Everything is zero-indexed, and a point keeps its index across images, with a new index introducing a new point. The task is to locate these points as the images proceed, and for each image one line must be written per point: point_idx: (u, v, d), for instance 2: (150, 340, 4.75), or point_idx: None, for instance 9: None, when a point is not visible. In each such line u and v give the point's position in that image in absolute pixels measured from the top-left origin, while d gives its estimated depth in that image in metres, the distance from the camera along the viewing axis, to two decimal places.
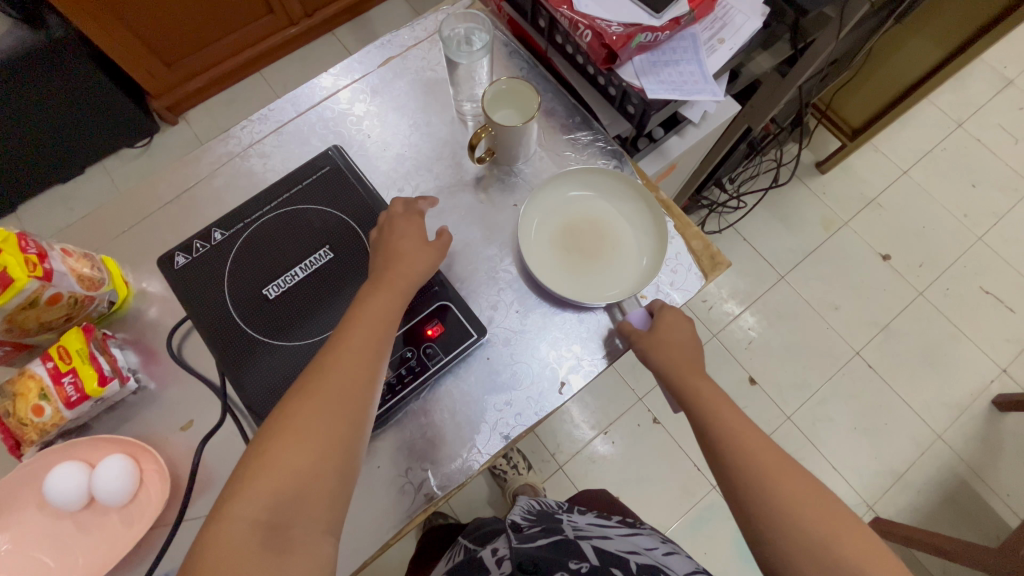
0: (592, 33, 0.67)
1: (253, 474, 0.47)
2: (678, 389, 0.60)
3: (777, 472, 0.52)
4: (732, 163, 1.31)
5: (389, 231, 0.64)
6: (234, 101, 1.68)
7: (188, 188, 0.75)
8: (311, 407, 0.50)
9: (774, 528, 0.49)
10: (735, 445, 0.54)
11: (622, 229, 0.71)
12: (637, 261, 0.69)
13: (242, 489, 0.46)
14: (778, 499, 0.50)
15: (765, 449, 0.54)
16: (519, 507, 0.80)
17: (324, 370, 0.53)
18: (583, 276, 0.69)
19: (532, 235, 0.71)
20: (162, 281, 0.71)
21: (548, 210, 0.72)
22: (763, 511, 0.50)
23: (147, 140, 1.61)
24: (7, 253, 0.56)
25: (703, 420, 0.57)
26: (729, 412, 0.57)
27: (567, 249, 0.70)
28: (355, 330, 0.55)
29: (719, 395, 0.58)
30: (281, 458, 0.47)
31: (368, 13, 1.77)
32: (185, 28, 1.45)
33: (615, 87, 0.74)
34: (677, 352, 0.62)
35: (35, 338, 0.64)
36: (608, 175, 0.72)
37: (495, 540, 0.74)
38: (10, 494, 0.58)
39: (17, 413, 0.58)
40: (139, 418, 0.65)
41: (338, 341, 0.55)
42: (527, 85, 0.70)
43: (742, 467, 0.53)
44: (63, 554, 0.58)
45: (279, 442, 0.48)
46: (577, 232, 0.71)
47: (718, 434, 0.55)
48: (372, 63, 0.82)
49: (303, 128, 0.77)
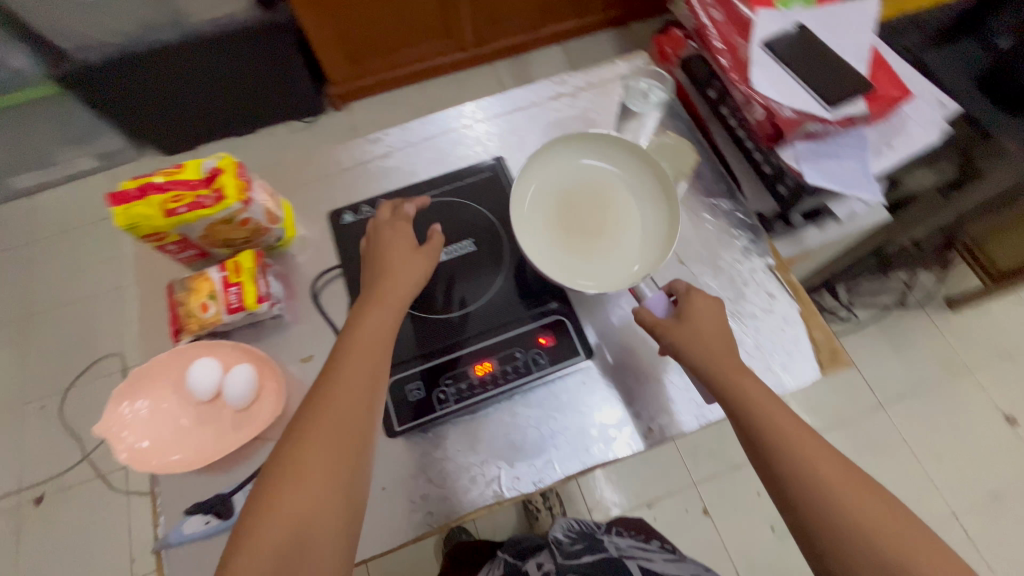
0: (764, 111, 0.71)
1: (274, 495, 0.51)
2: (732, 406, 0.57)
3: (843, 492, 0.51)
4: (854, 273, 1.24)
5: (378, 240, 0.68)
6: (392, 103, 1.82)
7: (363, 161, 0.85)
8: (320, 429, 0.54)
9: (841, 550, 0.49)
10: (797, 466, 0.52)
11: (623, 203, 0.71)
12: (620, 266, 0.68)
13: (270, 511, 0.50)
14: (848, 520, 0.49)
15: (830, 466, 0.52)
16: (559, 524, 0.85)
17: (328, 391, 0.56)
18: (581, 253, 0.68)
19: (526, 212, 0.70)
20: (319, 232, 0.81)
21: (555, 171, 0.72)
22: (829, 533, 0.49)
23: (312, 118, 1.78)
24: (228, 177, 0.69)
25: (761, 439, 0.55)
26: (790, 429, 0.54)
27: (563, 220, 0.70)
28: (356, 354, 0.58)
29: (778, 409, 0.56)
30: (299, 484, 0.52)
31: (529, 53, 1.87)
32: (376, 35, 1.60)
33: (771, 164, 0.77)
34: (722, 352, 0.60)
35: (216, 251, 0.75)
36: (610, 146, 0.72)
37: (538, 555, 0.81)
38: (160, 370, 0.68)
39: (188, 305, 0.70)
40: (269, 341, 0.74)
41: (336, 365, 0.58)
42: (688, 147, 0.76)
43: (805, 489, 0.51)
44: (182, 436, 0.66)
45: (296, 463, 0.52)
46: (581, 210, 0.70)
47: (777, 454, 0.53)
48: (542, 95, 0.87)
49: (471, 136, 0.85)
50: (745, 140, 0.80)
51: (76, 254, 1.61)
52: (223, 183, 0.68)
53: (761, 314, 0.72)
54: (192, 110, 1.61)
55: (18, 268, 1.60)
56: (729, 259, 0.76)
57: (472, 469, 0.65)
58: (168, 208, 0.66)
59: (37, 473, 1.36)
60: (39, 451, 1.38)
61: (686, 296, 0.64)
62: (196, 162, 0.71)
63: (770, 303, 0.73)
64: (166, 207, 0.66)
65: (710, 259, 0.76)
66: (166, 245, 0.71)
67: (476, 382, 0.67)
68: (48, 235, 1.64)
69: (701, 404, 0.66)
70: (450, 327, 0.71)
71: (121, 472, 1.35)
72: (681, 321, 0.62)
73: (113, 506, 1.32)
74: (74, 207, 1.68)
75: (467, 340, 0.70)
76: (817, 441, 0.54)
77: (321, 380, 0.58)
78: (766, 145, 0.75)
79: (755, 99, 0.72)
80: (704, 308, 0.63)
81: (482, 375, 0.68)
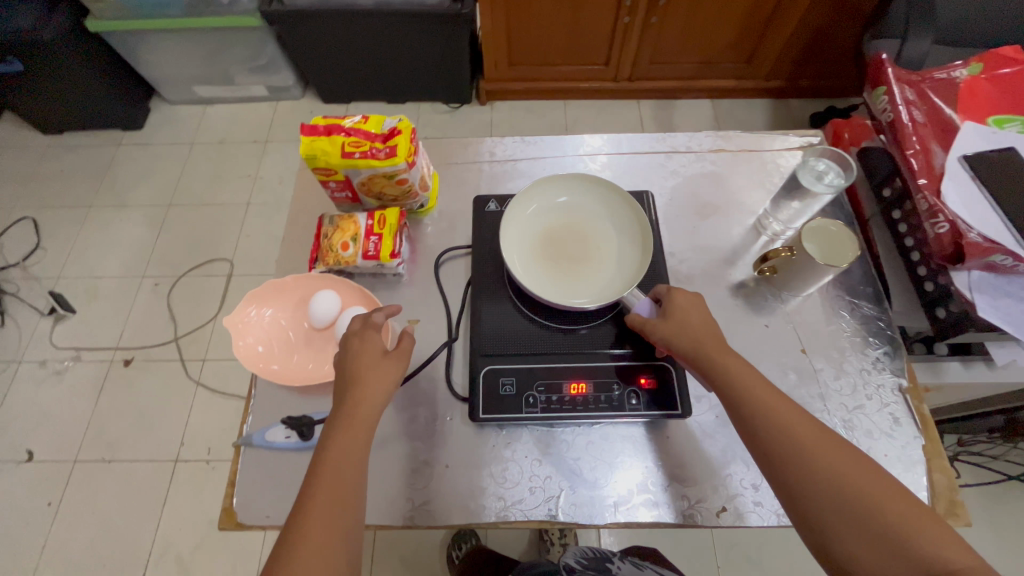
0: (950, 227, 0.70)
1: (308, 506, 0.50)
2: (722, 388, 0.57)
3: (840, 470, 0.48)
4: (970, 426, 1.12)
5: (347, 349, 0.61)
6: (534, 112, 1.86)
7: (514, 160, 0.91)
8: (346, 439, 0.54)
9: (842, 529, 0.46)
10: (788, 445, 0.51)
11: (601, 229, 0.76)
12: (566, 293, 0.71)
13: (302, 524, 0.49)
14: (846, 498, 0.47)
15: (822, 443, 0.50)
16: (572, 549, 0.76)
17: (348, 399, 0.57)
18: (575, 281, 0.72)
19: (516, 256, 0.73)
20: (455, 211, 0.86)
21: (531, 215, 0.77)
22: (825, 508, 0.47)
23: (457, 105, 1.86)
24: (403, 137, 0.73)
25: (749, 416, 0.54)
26: (781, 407, 0.53)
27: (539, 243, 0.75)
28: (366, 362, 0.59)
29: (770, 392, 0.54)
30: (329, 495, 0.50)
31: (677, 100, 1.87)
32: (543, 47, 1.66)
33: (936, 283, 0.72)
34: (711, 338, 0.60)
35: (366, 200, 0.82)
36: (576, 179, 0.78)
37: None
38: (292, 285, 0.75)
39: (332, 240, 0.76)
40: (385, 293, 0.79)
41: (351, 373, 0.59)
42: (851, 238, 0.69)
43: (798, 467, 0.50)
44: (290, 349, 0.72)
45: (325, 474, 0.52)
46: (561, 240, 0.75)
47: (767, 434, 0.52)
48: (706, 147, 0.90)
49: (629, 165, 0.89)
50: (912, 251, 0.75)
51: (225, 164, 1.80)
52: (398, 141, 0.72)
53: (879, 434, 0.66)
54: (359, 71, 1.74)
55: (177, 161, 1.81)
56: (858, 366, 0.71)
57: (536, 479, 0.65)
58: (346, 150, 0.71)
59: (132, 339, 1.51)
60: (141, 321, 1.54)
61: (668, 298, 0.64)
62: (379, 117, 0.76)
63: (893, 427, 0.67)
64: (344, 149, 0.71)
65: (837, 359, 0.71)
66: (330, 181, 0.77)
67: (567, 398, 0.67)
68: (208, 142, 1.85)
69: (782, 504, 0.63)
70: (554, 338, 0.72)
71: (198, 364, 1.47)
72: (667, 318, 0.62)
73: (180, 391, 1.44)
74: (237, 124, 1.88)
75: (568, 355, 0.70)
76: (810, 419, 0.53)
77: (340, 391, 0.59)
78: (937, 263, 0.71)
79: (942, 212, 0.71)
80: (685, 305, 0.63)
81: (574, 394, 0.67)
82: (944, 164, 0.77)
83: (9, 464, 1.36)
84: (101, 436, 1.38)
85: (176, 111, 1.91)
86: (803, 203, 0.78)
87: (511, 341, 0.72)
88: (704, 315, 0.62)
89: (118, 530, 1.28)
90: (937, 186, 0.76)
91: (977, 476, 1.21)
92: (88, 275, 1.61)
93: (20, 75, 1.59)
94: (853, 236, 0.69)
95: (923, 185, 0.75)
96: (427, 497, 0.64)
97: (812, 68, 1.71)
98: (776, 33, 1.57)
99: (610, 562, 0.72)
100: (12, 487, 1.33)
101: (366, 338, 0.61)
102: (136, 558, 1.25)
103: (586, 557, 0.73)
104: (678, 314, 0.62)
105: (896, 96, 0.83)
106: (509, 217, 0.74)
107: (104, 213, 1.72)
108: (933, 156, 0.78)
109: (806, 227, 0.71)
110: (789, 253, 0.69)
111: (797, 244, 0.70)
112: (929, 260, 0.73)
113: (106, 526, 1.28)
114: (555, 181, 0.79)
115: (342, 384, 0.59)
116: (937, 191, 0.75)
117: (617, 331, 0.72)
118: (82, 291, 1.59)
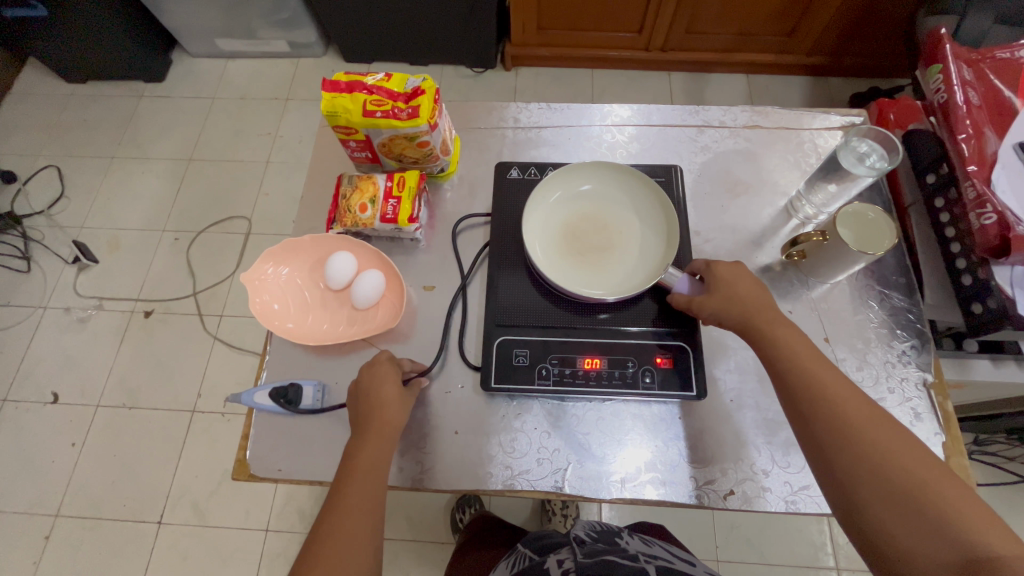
0: (997, 219, 0.67)
1: (344, 497, 0.55)
2: (767, 354, 0.57)
3: (883, 444, 0.48)
4: (989, 425, 1.09)
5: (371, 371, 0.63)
6: (559, 80, 1.80)
7: (538, 128, 0.88)
8: (374, 449, 0.58)
9: (873, 497, 0.46)
10: (829, 413, 0.51)
11: (622, 215, 0.73)
12: (592, 286, 0.68)
13: (323, 534, 0.52)
14: (882, 472, 0.47)
15: (865, 415, 0.50)
16: (581, 521, 0.73)
17: (370, 422, 0.60)
18: (605, 272, 0.69)
19: (540, 254, 0.70)
20: (476, 177, 0.84)
21: (549, 209, 0.73)
22: (859, 477, 0.47)
23: (481, 70, 1.81)
24: (426, 96, 0.71)
25: (795, 383, 0.54)
26: (829, 378, 0.53)
27: (560, 233, 0.72)
28: (384, 391, 0.62)
29: (816, 361, 0.54)
30: (351, 513, 0.54)
31: (710, 74, 1.79)
32: (573, 12, 1.59)
33: (975, 277, 0.70)
34: (759, 306, 0.59)
35: (386, 162, 0.80)
36: (590, 166, 0.74)
37: (557, 552, 0.66)
38: (308, 246, 0.74)
39: (350, 202, 0.75)
40: (401, 258, 0.78)
41: (373, 399, 0.61)
42: (891, 226, 0.66)
43: (837, 435, 0.50)
44: (305, 310, 0.72)
45: (352, 487, 0.55)
46: (583, 230, 0.72)
47: (809, 401, 0.52)
48: (740, 122, 0.86)
49: (658, 137, 0.86)
50: (953, 243, 0.73)
51: (246, 121, 1.79)
52: (421, 101, 0.70)
53: None
54: (382, 30, 1.69)
55: (198, 116, 1.80)
56: (882, 358, 0.69)
57: (544, 451, 0.65)
58: (367, 108, 0.69)
59: (152, 292, 1.54)
60: (160, 274, 1.56)
61: (708, 271, 0.63)
62: (402, 76, 0.73)
63: (913, 422, 0.65)
64: (366, 107, 0.69)
65: (861, 350, 0.69)
66: (350, 140, 0.75)
67: (580, 372, 0.67)
68: (229, 97, 1.83)
69: (793, 491, 0.62)
70: (568, 312, 0.71)
71: (216, 319, 1.50)
72: (710, 292, 0.62)
73: (198, 344, 1.47)
74: (258, 80, 1.86)
75: (584, 329, 0.69)
76: (858, 393, 0.52)
77: (358, 415, 0.61)
78: (978, 256, 0.69)
79: (990, 202, 0.68)
80: (729, 278, 0.62)
81: (588, 368, 0.67)
82: (997, 151, 0.73)
83: (35, 405, 1.41)
84: (122, 384, 1.43)
85: (198, 64, 1.89)
86: (840, 186, 0.74)
87: (526, 313, 0.71)
88: (751, 290, 0.61)
89: (137, 474, 1.33)
90: (987, 174, 0.72)
91: (989, 476, 1.20)
92: (110, 226, 1.63)
93: (45, 20, 1.58)
94: (892, 223, 0.66)
95: (972, 172, 0.71)
96: (436, 462, 0.65)
97: (857, 44, 1.62)
98: (822, 6, 1.48)
99: (620, 537, 0.70)
100: (38, 426, 1.39)
101: (387, 367, 0.64)
102: (154, 501, 1.31)
103: (595, 530, 0.71)
104: (723, 285, 0.61)
105: (952, 74, 0.78)
106: (529, 206, 0.71)
107: (126, 165, 1.73)
108: (985, 142, 0.74)
109: (842, 210, 0.68)
110: (821, 238, 0.66)
111: (830, 228, 0.67)
112: (969, 253, 0.70)
113: (126, 469, 1.34)
114: (568, 171, 0.74)
115: (362, 406, 0.61)
116: (986, 180, 0.71)
117: (658, 307, 0.70)
118: (104, 241, 1.61)
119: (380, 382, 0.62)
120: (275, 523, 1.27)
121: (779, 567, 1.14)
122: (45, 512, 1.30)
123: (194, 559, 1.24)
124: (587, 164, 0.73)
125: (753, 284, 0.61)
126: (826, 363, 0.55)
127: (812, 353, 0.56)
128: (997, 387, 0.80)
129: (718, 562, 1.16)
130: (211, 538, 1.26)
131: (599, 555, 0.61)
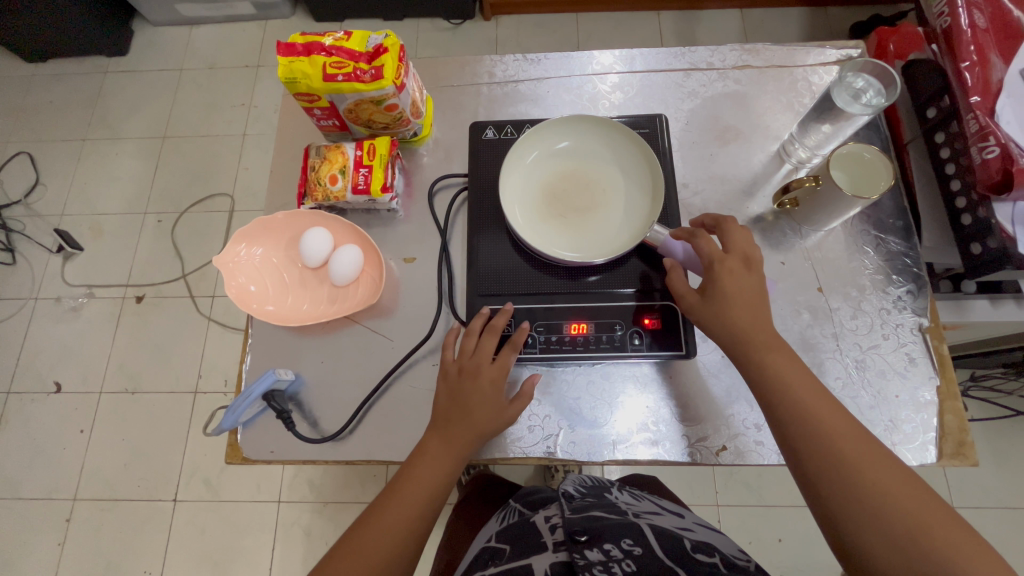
0: (1000, 152, 0.64)
1: (422, 446, 0.58)
2: (755, 382, 0.54)
3: (884, 484, 0.46)
4: (987, 362, 1.08)
5: (473, 355, 0.61)
6: (542, 27, 1.69)
7: (515, 82, 0.83)
8: (476, 412, 0.58)
9: (877, 540, 0.44)
10: (825, 448, 0.49)
11: (605, 169, 0.70)
12: (567, 249, 0.66)
13: (398, 490, 0.55)
14: (882, 514, 0.45)
15: (861, 448, 0.48)
16: (571, 477, 0.74)
17: (449, 432, 0.57)
18: (589, 232, 0.67)
19: (519, 219, 0.67)
20: (453, 140, 0.80)
21: (523, 172, 0.70)
22: (858, 520, 0.46)
23: (459, 22, 1.70)
24: (389, 53, 0.66)
25: (790, 422, 0.51)
26: (823, 410, 0.51)
27: (537, 194, 0.69)
28: (478, 407, 0.58)
29: (805, 383, 0.52)
30: (418, 477, 0.55)
31: (701, 11, 1.69)
32: None
33: (975, 216, 0.67)
34: (751, 328, 0.55)
35: (356, 130, 0.76)
36: (566, 120, 0.70)
37: (547, 509, 0.68)
38: (275, 222, 0.71)
39: (320, 173, 0.72)
40: (379, 230, 0.75)
41: (462, 406, 0.58)
42: (889, 167, 0.62)
43: (835, 475, 0.48)
44: (280, 289, 0.70)
45: (437, 443, 0.57)
46: (561, 190, 0.69)
47: (799, 434, 0.50)
48: (728, 61, 0.81)
49: (641, 82, 0.81)
50: (953, 180, 0.70)
51: (216, 93, 1.71)
52: (384, 61, 0.65)
53: (892, 374, 0.64)
54: None
55: (167, 90, 1.72)
56: (877, 305, 0.67)
57: (534, 418, 0.65)
58: (327, 72, 0.64)
59: (142, 276, 1.52)
60: (147, 258, 1.53)
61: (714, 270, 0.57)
62: (363, 33, 0.68)
63: (907, 367, 0.64)
64: (325, 71, 0.64)
65: (855, 298, 0.68)
66: (315, 109, 0.71)
67: (567, 339, 0.65)
68: (198, 68, 1.74)
69: None
70: (554, 276, 0.68)
71: (208, 299, 1.48)
72: (706, 297, 0.57)
73: (193, 325, 1.46)
74: (226, 48, 1.76)
75: (569, 293, 0.67)
76: (856, 424, 0.50)
77: (439, 412, 0.59)
78: (979, 194, 0.66)
79: (994, 134, 0.65)
80: (735, 288, 0.56)
81: (574, 334, 0.65)
82: (1004, 78, 0.67)
83: (39, 394, 1.42)
84: (122, 369, 1.43)
85: (161, 34, 1.79)
86: (835, 126, 0.69)
87: (510, 277, 0.69)
88: (751, 306, 0.56)
89: (147, 455, 1.36)
90: (991, 104, 0.67)
91: (984, 411, 1.21)
92: (91, 211, 1.59)
93: None
94: (889, 164, 0.63)
95: (975, 104, 0.67)
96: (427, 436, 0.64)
97: None
98: None
99: (610, 491, 0.71)
100: (44, 416, 1.40)
101: (491, 379, 0.59)
102: (167, 480, 1.34)
103: (584, 485, 0.72)
104: (724, 294, 0.56)
105: None
106: (505, 168, 0.68)
107: (99, 147, 1.67)
108: (991, 69, 0.68)
109: (837, 152, 0.64)
110: (814, 183, 0.63)
111: (823, 172, 0.64)
112: (970, 191, 0.68)
113: (138, 451, 1.36)
114: (543, 126, 0.70)
115: (449, 404, 0.59)
116: (990, 110, 0.67)
117: (644, 265, 0.68)
118: (86, 228, 1.57)
119: (479, 393, 0.59)
120: (286, 494, 1.30)
121: (779, 509, 1.17)
122: (63, 497, 1.34)
123: (211, 531, 1.29)
124: (566, 120, 0.69)
125: (757, 296, 0.56)
126: (824, 394, 0.52)
127: (798, 368, 0.53)
128: (991, 327, 0.79)
129: (718, 507, 1.19)
130: (225, 512, 1.30)
131: (585, 511, 0.62)
